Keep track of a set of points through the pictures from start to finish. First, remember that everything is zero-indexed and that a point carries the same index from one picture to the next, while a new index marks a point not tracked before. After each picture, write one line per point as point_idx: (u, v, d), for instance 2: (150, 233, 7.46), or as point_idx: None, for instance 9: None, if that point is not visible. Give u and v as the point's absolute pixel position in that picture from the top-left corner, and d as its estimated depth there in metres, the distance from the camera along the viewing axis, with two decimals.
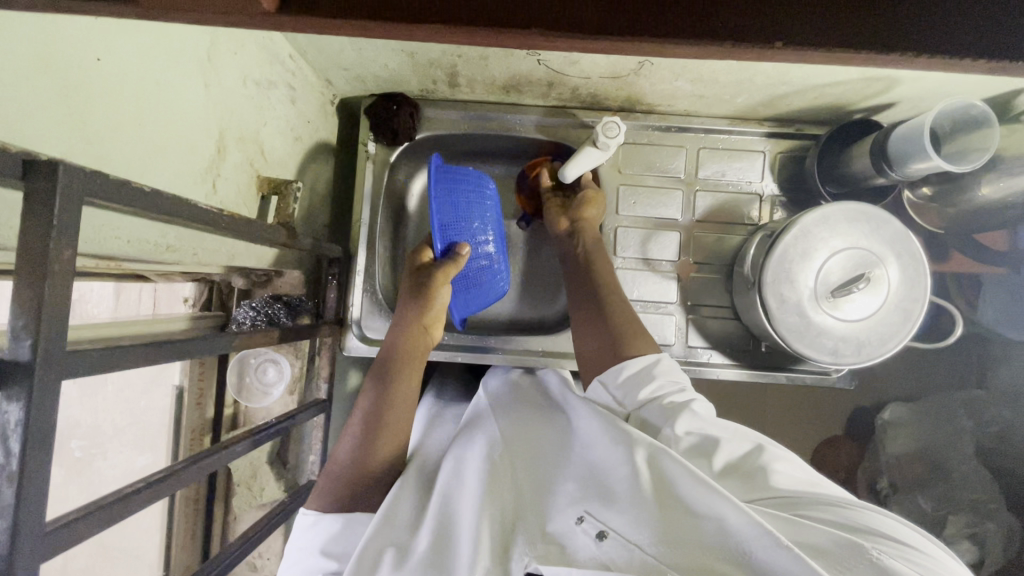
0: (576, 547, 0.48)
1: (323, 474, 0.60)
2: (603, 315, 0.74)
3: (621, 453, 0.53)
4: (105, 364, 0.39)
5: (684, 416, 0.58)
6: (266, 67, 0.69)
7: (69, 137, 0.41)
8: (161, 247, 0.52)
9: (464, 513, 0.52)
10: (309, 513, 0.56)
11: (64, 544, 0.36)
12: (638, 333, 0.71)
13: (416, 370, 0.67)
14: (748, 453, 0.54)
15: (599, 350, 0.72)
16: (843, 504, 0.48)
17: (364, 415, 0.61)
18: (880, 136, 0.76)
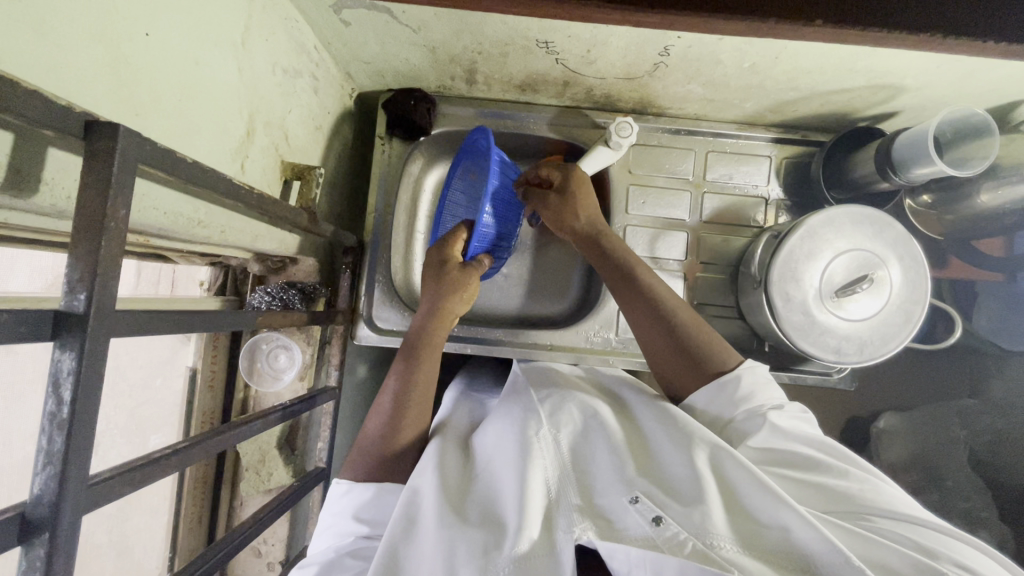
0: (628, 526, 0.52)
1: (355, 447, 0.68)
2: (680, 341, 0.71)
3: (687, 453, 0.57)
4: (145, 325, 0.40)
5: (764, 430, 0.61)
6: (294, 56, 0.70)
7: (118, 104, 0.42)
8: (193, 221, 0.53)
9: (510, 485, 0.57)
10: (344, 481, 0.64)
11: (104, 496, 0.37)
12: (719, 346, 0.71)
13: (437, 355, 0.73)
14: (821, 466, 0.57)
15: (682, 375, 0.70)
16: (923, 527, 0.51)
17: (394, 394, 0.68)
18: (884, 142, 0.78)
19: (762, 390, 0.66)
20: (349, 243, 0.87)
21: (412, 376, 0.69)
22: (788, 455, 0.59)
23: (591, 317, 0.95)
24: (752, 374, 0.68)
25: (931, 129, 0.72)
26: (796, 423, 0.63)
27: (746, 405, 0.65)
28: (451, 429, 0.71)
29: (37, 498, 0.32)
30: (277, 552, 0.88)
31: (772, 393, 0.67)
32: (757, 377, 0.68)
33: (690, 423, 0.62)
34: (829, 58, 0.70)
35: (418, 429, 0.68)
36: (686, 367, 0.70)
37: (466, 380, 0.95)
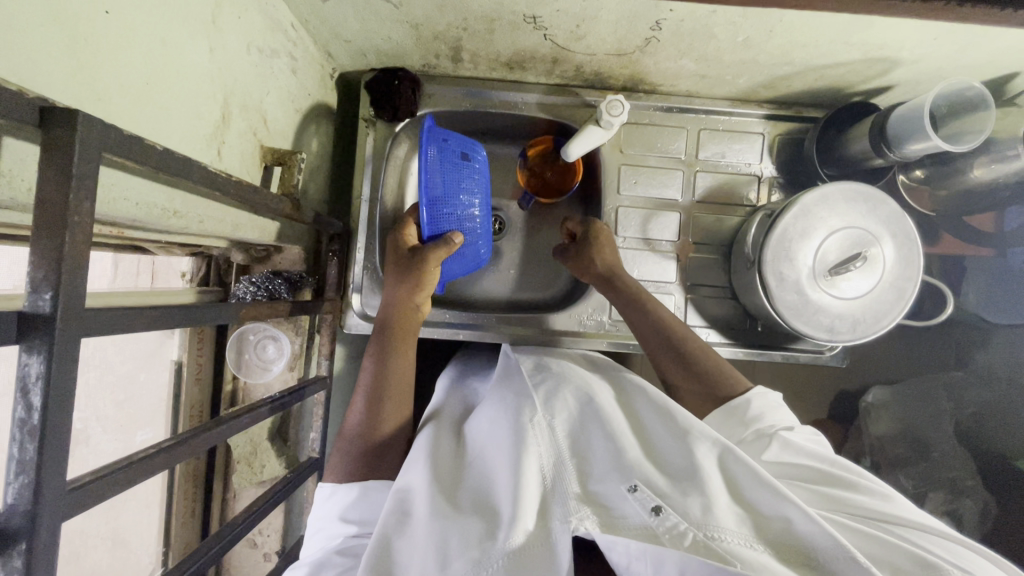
0: (627, 514, 0.52)
1: (336, 447, 0.68)
2: (696, 370, 0.73)
3: (687, 443, 0.58)
4: (120, 323, 0.38)
5: (773, 445, 0.61)
6: (269, 35, 0.67)
7: (79, 88, 0.39)
8: (168, 212, 0.50)
9: (504, 475, 0.56)
10: (327, 486, 0.65)
11: (85, 500, 0.36)
12: (729, 373, 0.73)
13: (409, 345, 0.74)
14: (825, 475, 0.58)
15: (697, 399, 0.73)
16: (925, 531, 0.52)
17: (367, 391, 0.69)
18: (880, 116, 0.77)
19: (771, 413, 0.67)
20: (334, 230, 0.84)
21: (387, 368, 0.71)
22: (789, 463, 0.59)
23: (584, 300, 0.94)
24: (762, 399, 0.69)
25: (928, 104, 0.71)
26: (800, 438, 0.64)
27: (756, 426, 0.65)
28: (444, 418, 0.72)
29: (11, 508, 0.31)
30: (273, 542, 0.88)
31: (782, 415, 0.68)
32: (766, 401, 0.69)
33: (688, 417, 0.62)
34: (823, 31, 0.68)
35: (398, 426, 0.69)
36: (702, 394, 0.72)
37: (463, 364, 0.95)
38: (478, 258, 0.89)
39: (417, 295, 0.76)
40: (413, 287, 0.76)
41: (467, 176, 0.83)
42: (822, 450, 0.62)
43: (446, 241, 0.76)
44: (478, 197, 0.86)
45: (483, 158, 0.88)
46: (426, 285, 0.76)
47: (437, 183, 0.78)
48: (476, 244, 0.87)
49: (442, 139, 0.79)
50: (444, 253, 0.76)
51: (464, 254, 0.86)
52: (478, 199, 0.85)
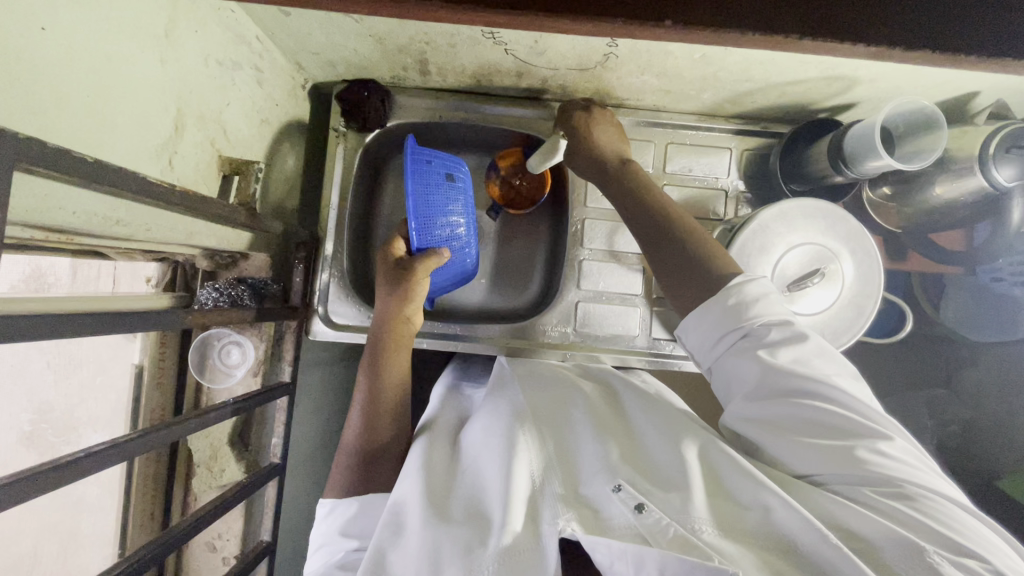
0: (614, 515, 0.54)
1: (335, 466, 0.71)
2: (690, 255, 0.66)
3: (677, 443, 0.61)
4: (37, 329, 0.39)
5: (758, 365, 0.58)
6: (230, 47, 0.69)
7: (11, 103, 0.41)
8: (110, 220, 0.52)
9: (493, 482, 0.59)
10: (327, 502, 0.68)
11: (2, 502, 0.37)
12: (724, 256, 0.66)
13: (403, 358, 0.77)
14: (835, 426, 0.55)
15: (691, 284, 0.65)
16: (913, 486, 0.52)
17: (362, 407, 0.72)
18: (838, 135, 0.77)
19: (766, 306, 0.60)
20: (300, 237, 0.86)
21: (382, 380, 0.74)
22: (780, 404, 0.56)
23: (550, 310, 0.94)
24: (757, 285, 0.62)
25: (880, 122, 0.71)
26: (795, 356, 0.57)
27: (744, 318, 0.60)
28: (439, 428, 0.73)
29: None
30: (232, 546, 0.88)
31: (781, 308, 0.61)
32: (760, 287, 0.62)
33: (677, 421, 0.66)
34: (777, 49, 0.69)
35: (393, 435, 0.72)
36: (695, 279, 0.64)
37: (465, 368, 0.99)
38: (463, 267, 0.90)
39: (409, 308, 0.78)
40: (403, 300, 0.77)
41: (448, 194, 0.83)
42: (820, 371, 0.57)
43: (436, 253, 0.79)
44: (466, 211, 0.87)
45: (467, 174, 0.89)
46: (417, 298, 0.78)
47: (421, 200, 0.78)
48: (462, 253, 0.87)
49: (422, 159, 0.78)
50: (435, 265, 0.78)
51: (449, 264, 0.86)
52: (460, 213, 0.85)
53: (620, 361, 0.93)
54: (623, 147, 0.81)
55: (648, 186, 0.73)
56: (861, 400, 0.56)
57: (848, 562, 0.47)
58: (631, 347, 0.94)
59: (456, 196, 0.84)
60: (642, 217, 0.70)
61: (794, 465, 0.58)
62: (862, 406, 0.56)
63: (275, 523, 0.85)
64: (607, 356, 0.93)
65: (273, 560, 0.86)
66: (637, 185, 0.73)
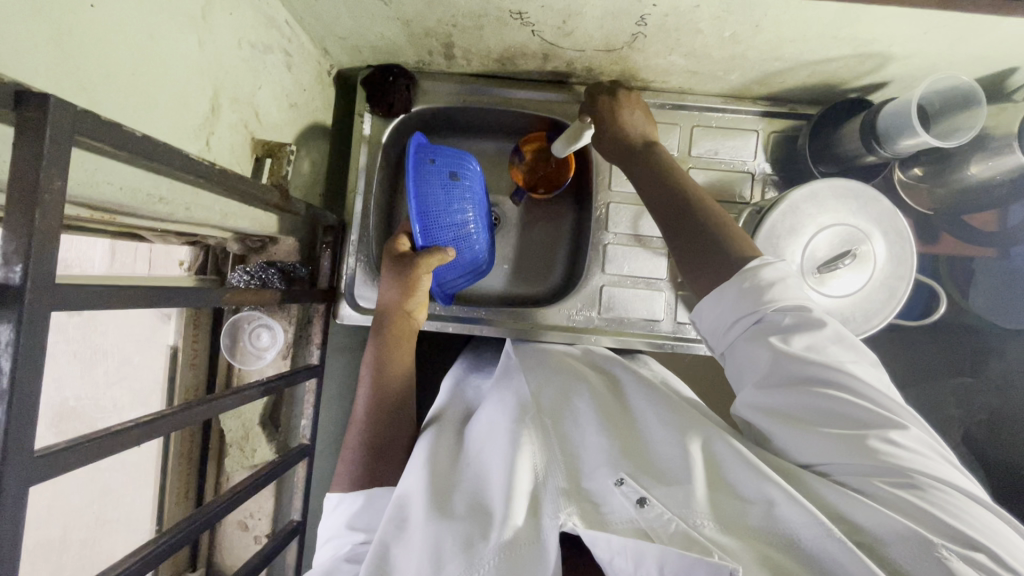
0: (615, 509, 0.54)
1: (340, 460, 0.72)
2: (708, 239, 0.66)
3: (680, 436, 0.61)
4: (93, 300, 0.40)
5: (773, 356, 0.57)
6: (262, 31, 0.69)
7: (61, 77, 0.42)
8: (154, 198, 0.53)
9: (498, 475, 0.59)
10: (334, 496, 0.68)
11: (57, 465, 0.38)
12: (744, 238, 0.65)
13: (405, 353, 0.77)
14: (843, 416, 0.55)
15: (707, 266, 0.64)
16: (922, 477, 0.51)
17: (367, 399, 0.73)
18: (871, 113, 0.76)
19: (783, 291, 0.60)
20: (329, 222, 0.87)
21: (384, 373, 0.75)
22: (793, 392, 0.56)
23: (574, 295, 0.94)
24: (773, 270, 0.61)
25: (916, 100, 0.70)
26: (808, 342, 0.57)
27: (763, 301, 0.59)
28: (445, 421, 0.73)
29: None
30: (263, 526, 0.90)
31: (798, 292, 0.60)
32: (778, 270, 0.61)
33: (681, 413, 0.65)
34: (810, 27, 0.68)
35: (400, 425, 0.73)
36: (713, 262, 0.64)
37: (479, 355, 1.00)
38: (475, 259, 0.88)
39: (410, 302, 0.78)
40: (405, 295, 0.78)
41: (459, 194, 0.82)
42: (834, 359, 0.56)
43: (441, 249, 0.77)
44: (474, 207, 0.85)
45: (478, 168, 0.88)
46: (420, 293, 0.78)
47: (432, 196, 0.79)
48: (474, 249, 0.86)
49: (425, 161, 0.79)
50: (437, 261, 0.76)
51: (458, 258, 0.85)
52: (472, 213, 0.84)
53: (645, 344, 0.93)
54: (651, 130, 0.80)
55: (670, 172, 0.72)
56: (872, 386, 0.55)
57: (852, 557, 0.47)
58: (655, 331, 0.93)
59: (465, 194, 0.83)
60: (660, 201, 0.71)
61: (800, 455, 0.57)
62: (874, 394, 0.55)
63: (305, 503, 0.86)
64: (632, 340, 0.93)
65: (303, 540, 0.88)
66: (651, 172, 0.73)
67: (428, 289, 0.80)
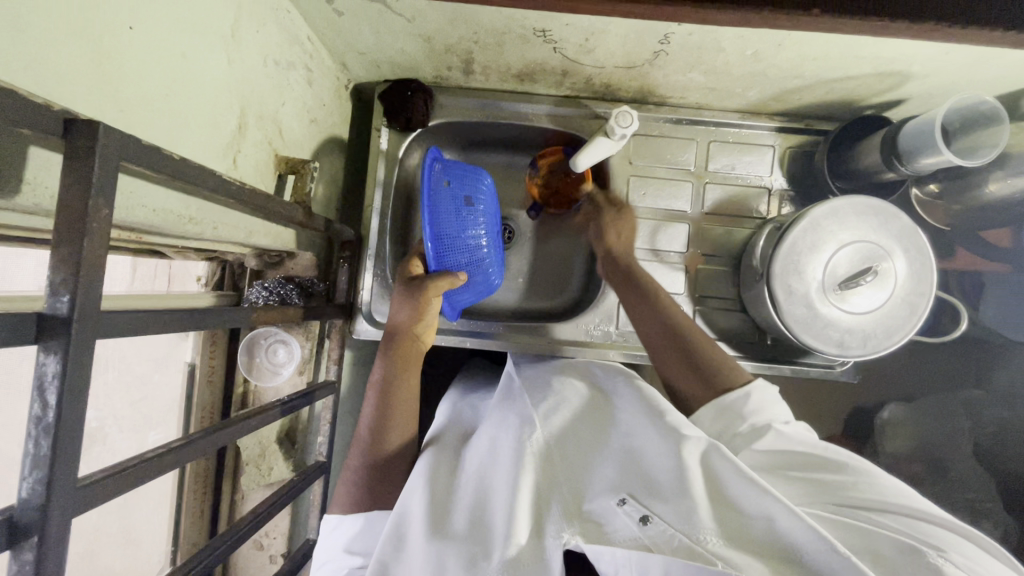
0: (617, 527, 0.53)
1: (341, 480, 0.70)
2: (697, 361, 0.74)
3: (676, 445, 0.58)
4: (132, 326, 0.39)
5: (767, 436, 0.63)
6: (286, 47, 0.69)
7: (100, 100, 0.41)
8: (184, 218, 0.52)
9: (501, 493, 0.58)
10: (331, 518, 0.67)
11: (95, 497, 0.36)
12: (729, 364, 0.73)
13: (412, 375, 0.75)
14: (818, 462, 0.60)
15: (687, 377, 0.73)
16: (900, 510, 0.53)
17: (371, 420, 0.71)
18: (892, 130, 0.76)
19: (768, 408, 0.68)
20: (346, 237, 0.87)
21: (391, 394, 0.72)
22: (773, 455, 0.62)
23: (591, 310, 0.94)
24: (760, 392, 0.69)
25: (939, 119, 0.70)
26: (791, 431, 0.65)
27: (752, 419, 0.66)
28: (445, 440, 0.70)
29: (25, 502, 0.32)
30: (279, 545, 0.89)
31: (779, 409, 0.69)
32: (765, 395, 0.69)
33: (680, 420, 0.62)
34: (834, 46, 0.68)
35: (405, 445, 0.71)
36: (698, 384, 0.72)
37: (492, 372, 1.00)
38: (490, 285, 0.88)
39: (419, 326, 0.77)
40: (414, 318, 0.76)
41: (474, 219, 0.82)
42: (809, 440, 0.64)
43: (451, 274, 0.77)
44: (488, 226, 0.84)
45: (492, 182, 0.87)
46: (430, 317, 0.77)
47: (447, 216, 0.78)
48: (488, 271, 0.86)
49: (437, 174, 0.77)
50: (446, 286, 0.76)
51: (473, 281, 0.84)
52: (486, 232, 0.84)
53: None
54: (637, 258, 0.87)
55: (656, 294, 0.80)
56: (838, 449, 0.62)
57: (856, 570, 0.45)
58: None
59: (478, 214, 0.82)
60: (637, 317, 0.79)
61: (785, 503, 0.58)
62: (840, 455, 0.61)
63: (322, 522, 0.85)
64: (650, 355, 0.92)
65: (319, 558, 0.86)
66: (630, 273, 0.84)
67: (438, 312, 0.79)
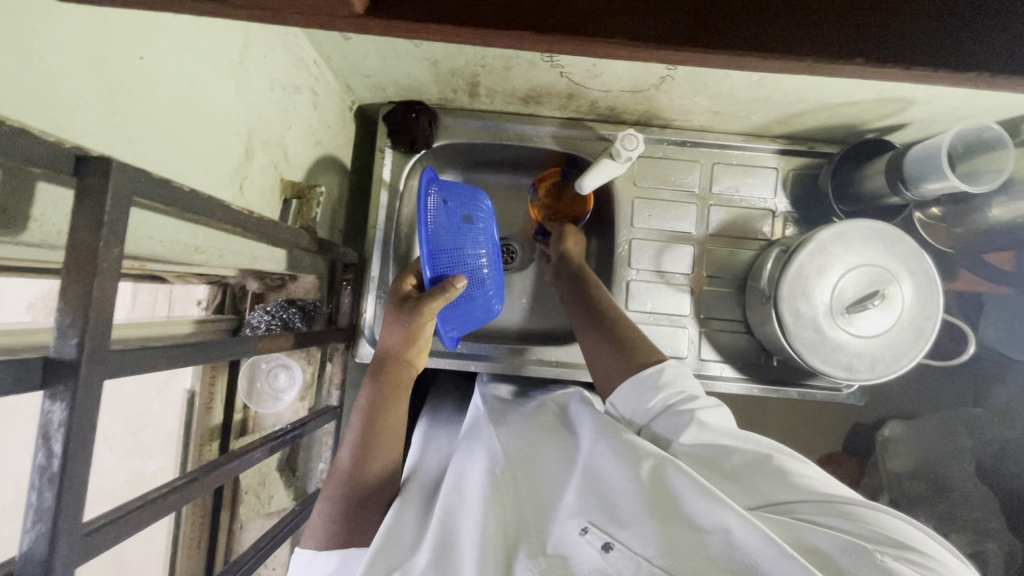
0: (580, 559, 0.48)
1: (317, 506, 0.61)
2: (618, 343, 0.73)
3: (632, 465, 0.54)
4: (140, 365, 0.38)
5: (690, 425, 0.59)
6: (293, 72, 0.69)
7: (109, 132, 0.40)
8: (190, 247, 0.51)
9: (467, 529, 0.52)
10: (304, 553, 0.59)
11: (98, 547, 0.34)
12: (647, 344, 0.72)
13: (399, 402, 0.65)
14: (748, 458, 0.56)
15: (613, 360, 0.72)
16: (846, 505, 0.49)
17: (354, 446, 0.62)
18: (897, 154, 0.77)
19: (680, 380, 0.66)
20: (349, 260, 0.86)
21: (376, 427, 0.62)
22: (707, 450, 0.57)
23: None
24: (674, 366, 0.68)
25: (946, 143, 0.71)
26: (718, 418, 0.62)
27: (666, 394, 0.64)
28: (416, 483, 0.64)
29: (26, 556, 0.30)
30: None
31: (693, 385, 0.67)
32: (679, 369, 0.68)
33: (635, 438, 0.58)
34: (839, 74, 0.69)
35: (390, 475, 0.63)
36: (620, 363, 0.71)
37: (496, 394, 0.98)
38: (490, 308, 0.85)
39: (411, 348, 0.68)
40: (406, 340, 0.67)
41: (471, 237, 0.78)
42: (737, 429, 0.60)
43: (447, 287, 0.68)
44: (485, 246, 0.81)
45: (490, 204, 0.86)
46: (424, 339, 0.68)
47: (443, 235, 0.74)
48: (485, 292, 0.82)
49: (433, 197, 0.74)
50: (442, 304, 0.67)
51: (471, 303, 0.80)
52: (484, 251, 0.81)
53: None
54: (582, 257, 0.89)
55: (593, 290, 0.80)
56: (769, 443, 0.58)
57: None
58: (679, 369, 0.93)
59: (477, 235, 0.79)
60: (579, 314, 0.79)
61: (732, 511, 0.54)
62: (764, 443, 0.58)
63: None
64: None
65: None
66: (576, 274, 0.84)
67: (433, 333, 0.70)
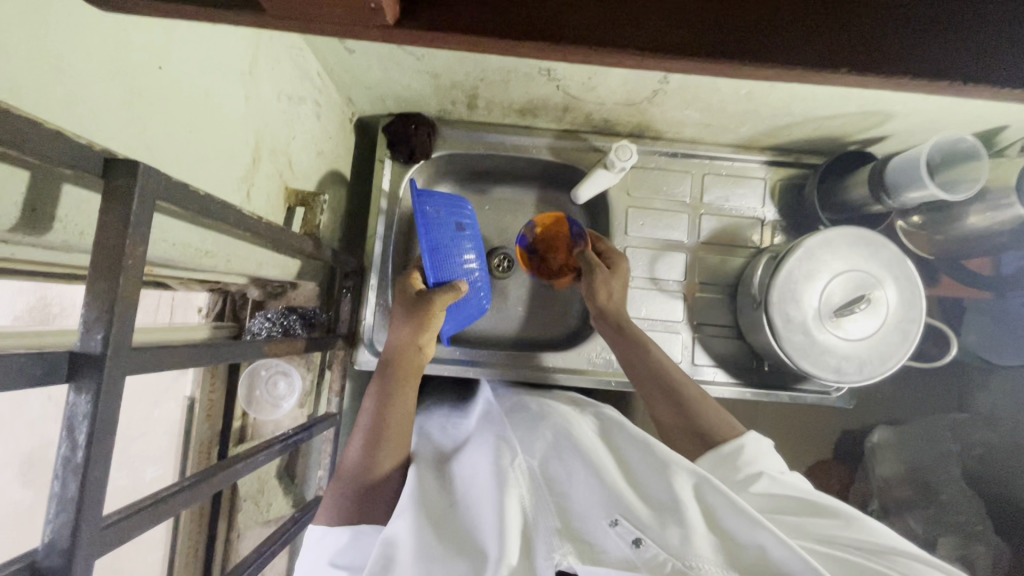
0: (608, 547, 0.49)
1: (330, 487, 0.61)
2: (691, 420, 0.71)
3: (668, 477, 0.53)
4: (156, 363, 0.39)
5: (762, 479, 0.59)
6: (298, 83, 0.71)
7: (129, 135, 0.42)
8: (201, 251, 0.52)
9: (487, 514, 0.51)
10: (317, 528, 0.57)
11: (115, 540, 0.35)
12: (724, 420, 0.70)
13: (411, 388, 0.67)
14: (807, 506, 0.56)
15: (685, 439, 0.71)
16: (900, 558, 0.50)
17: (366, 429, 0.62)
18: (879, 165, 0.81)
19: (764, 459, 0.63)
20: (349, 267, 0.87)
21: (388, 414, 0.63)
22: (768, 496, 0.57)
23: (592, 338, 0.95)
24: (756, 443, 0.65)
25: (923, 155, 0.75)
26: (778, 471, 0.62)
27: (747, 469, 0.61)
28: (420, 458, 0.63)
29: (49, 546, 0.31)
30: None
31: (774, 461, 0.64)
32: (760, 445, 0.65)
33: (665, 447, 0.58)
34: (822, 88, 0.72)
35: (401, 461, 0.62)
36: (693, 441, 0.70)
37: None
38: (479, 307, 0.86)
39: (421, 338, 0.71)
40: (416, 330, 0.71)
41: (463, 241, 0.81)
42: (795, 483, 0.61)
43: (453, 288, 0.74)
44: (476, 249, 0.84)
45: (472, 215, 0.86)
46: (433, 330, 0.72)
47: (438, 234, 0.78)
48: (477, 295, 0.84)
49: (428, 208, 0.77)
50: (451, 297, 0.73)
51: (464, 303, 0.83)
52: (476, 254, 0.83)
53: None
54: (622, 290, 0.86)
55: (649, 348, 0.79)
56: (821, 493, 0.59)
57: None
58: None
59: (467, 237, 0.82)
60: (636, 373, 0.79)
61: None
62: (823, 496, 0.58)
63: None
64: None
65: None
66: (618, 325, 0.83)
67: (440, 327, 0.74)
